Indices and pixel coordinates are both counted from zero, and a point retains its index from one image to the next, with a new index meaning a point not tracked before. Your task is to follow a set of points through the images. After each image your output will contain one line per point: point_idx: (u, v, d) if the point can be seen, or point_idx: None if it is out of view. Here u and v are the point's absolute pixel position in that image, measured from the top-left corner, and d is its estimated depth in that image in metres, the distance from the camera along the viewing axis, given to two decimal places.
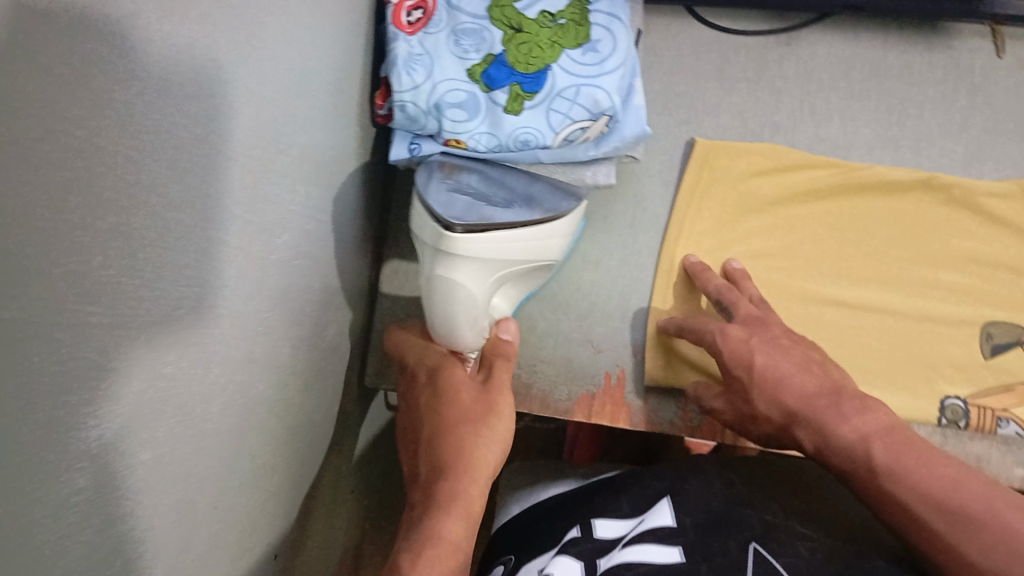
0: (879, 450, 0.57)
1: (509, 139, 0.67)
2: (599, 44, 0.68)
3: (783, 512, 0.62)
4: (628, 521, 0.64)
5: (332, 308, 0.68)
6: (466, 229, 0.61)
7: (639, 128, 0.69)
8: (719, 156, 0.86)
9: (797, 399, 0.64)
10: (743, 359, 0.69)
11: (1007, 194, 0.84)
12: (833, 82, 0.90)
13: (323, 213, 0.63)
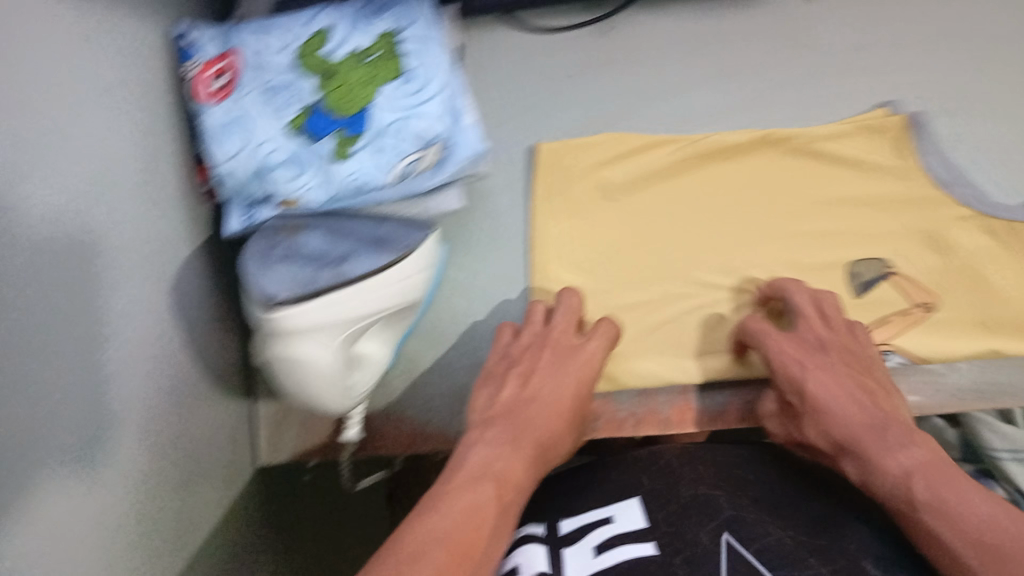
0: (919, 487, 0.47)
1: (343, 188, 0.64)
2: (416, 74, 0.65)
3: (754, 504, 0.53)
4: (589, 513, 0.55)
5: (199, 394, 0.63)
6: (295, 301, 0.60)
7: (475, 148, 0.67)
8: (557, 161, 0.73)
9: (844, 434, 0.54)
10: (798, 384, 0.60)
11: (847, 132, 0.72)
12: (695, 68, 0.75)
13: (164, 309, 0.58)
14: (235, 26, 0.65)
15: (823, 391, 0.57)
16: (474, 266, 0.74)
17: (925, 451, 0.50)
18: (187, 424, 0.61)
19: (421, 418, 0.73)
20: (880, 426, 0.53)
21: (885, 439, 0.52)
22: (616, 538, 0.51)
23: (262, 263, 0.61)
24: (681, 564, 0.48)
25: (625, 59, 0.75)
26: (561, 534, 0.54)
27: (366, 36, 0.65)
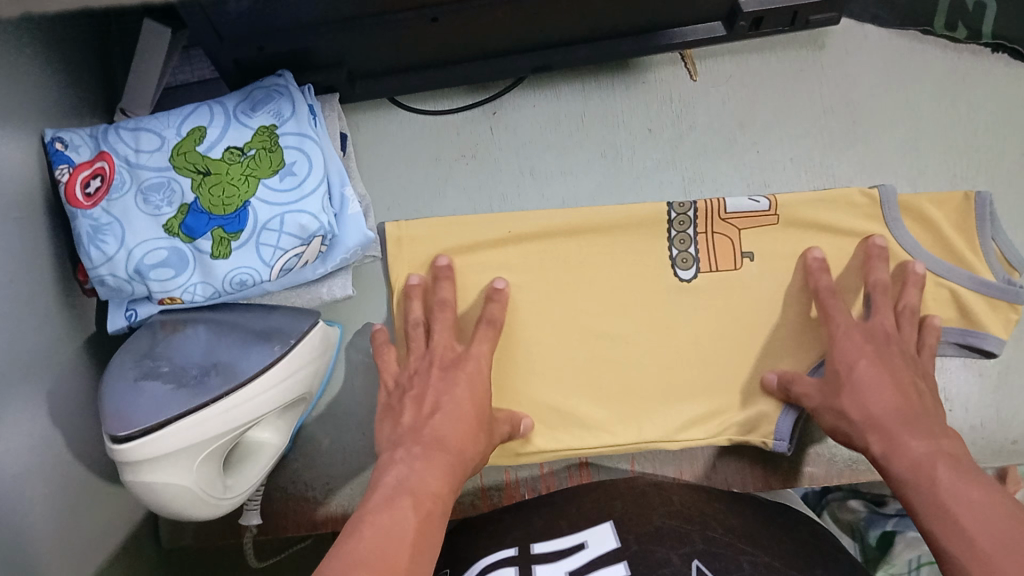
0: (943, 470, 0.52)
1: (224, 286, 0.63)
2: (295, 168, 0.65)
3: (729, 536, 0.53)
4: (567, 536, 0.55)
5: (75, 500, 0.61)
6: (144, 432, 0.54)
7: (360, 236, 0.67)
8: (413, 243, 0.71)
9: (880, 408, 0.59)
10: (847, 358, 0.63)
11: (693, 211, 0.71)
12: (588, 138, 0.73)
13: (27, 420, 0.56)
14: (108, 127, 0.64)
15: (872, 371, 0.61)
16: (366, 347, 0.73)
17: (955, 446, 0.54)
18: (61, 531, 0.59)
19: (321, 500, 0.72)
20: (914, 416, 0.57)
21: (901, 425, 0.57)
22: (591, 564, 0.51)
23: (124, 388, 0.56)
24: None
25: (513, 140, 0.74)
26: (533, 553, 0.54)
27: (243, 131, 0.65)
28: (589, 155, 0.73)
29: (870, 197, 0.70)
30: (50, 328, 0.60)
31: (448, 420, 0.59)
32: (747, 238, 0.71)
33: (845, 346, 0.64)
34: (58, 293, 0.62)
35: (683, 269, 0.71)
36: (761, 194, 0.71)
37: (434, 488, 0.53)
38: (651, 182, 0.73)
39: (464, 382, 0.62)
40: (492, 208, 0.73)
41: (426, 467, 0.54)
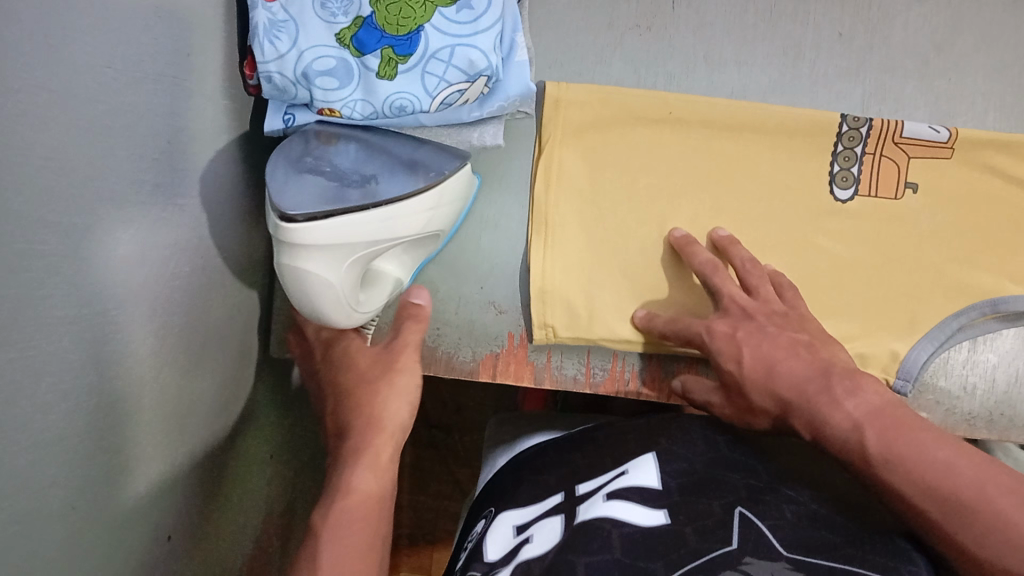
0: (872, 437, 0.49)
1: (382, 108, 0.63)
2: (474, 2, 0.63)
3: (769, 479, 0.56)
4: (604, 475, 0.58)
5: (205, 282, 0.62)
6: (309, 217, 0.55)
7: (523, 85, 0.65)
8: (569, 106, 0.69)
9: (789, 388, 0.56)
10: (730, 352, 0.61)
11: (872, 133, 0.67)
12: (767, 34, 0.70)
13: (179, 190, 0.56)
14: None
15: (767, 354, 0.59)
16: (501, 203, 0.72)
17: (877, 395, 0.52)
18: (190, 307, 0.60)
19: (429, 342, 0.69)
20: (821, 388, 0.54)
21: (831, 389, 0.54)
22: (625, 489, 0.55)
23: (284, 174, 0.57)
24: (694, 532, 0.50)
25: (690, 21, 0.71)
26: (577, 497, 0.57)
27: None
28: (768, 50, 0.70)
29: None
30: (208, 110, 0.60)
31: (362, 427, 0.61)
32: (915, 170, 0.67)
33: (719, 344, 0.62)
34: (222, 78, 0.62)
35: (841, 188, 0.68)
36: (941, 125, 0.68)
37: (364, 490, 0.57)
38: (828, 89, 0.69)
39: (386, 376, 0.63)
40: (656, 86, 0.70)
41: (355, 476, 0.57)
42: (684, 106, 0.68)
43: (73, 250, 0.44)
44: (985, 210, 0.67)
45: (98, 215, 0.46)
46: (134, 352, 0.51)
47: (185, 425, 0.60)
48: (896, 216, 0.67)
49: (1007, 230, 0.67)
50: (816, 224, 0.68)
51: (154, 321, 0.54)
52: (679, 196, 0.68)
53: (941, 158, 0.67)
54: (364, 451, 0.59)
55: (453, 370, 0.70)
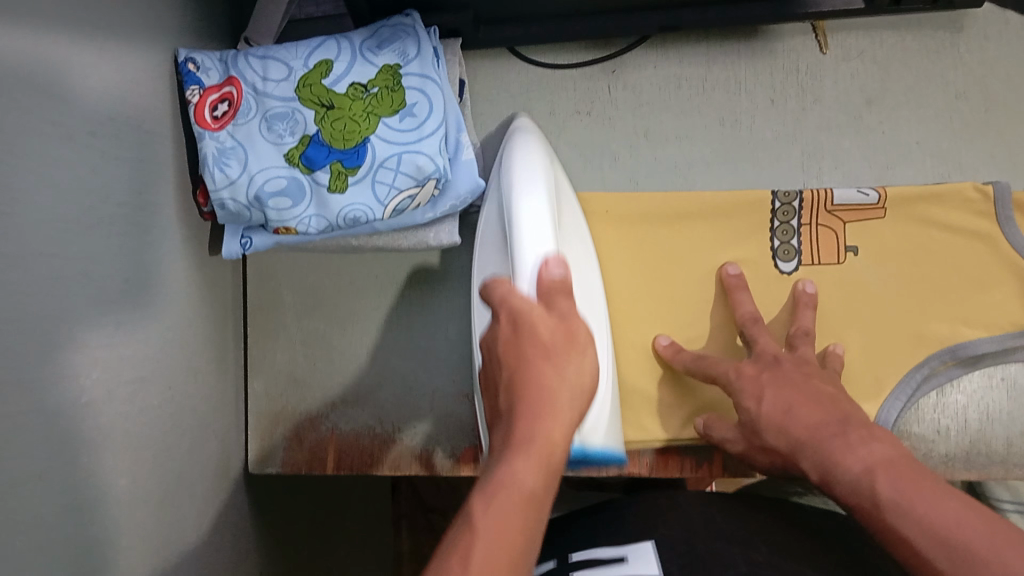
0: (884, 483, 0.47)
1: (337, 221, 0.64)
2: (416, 109, 0.65)
3: (773, 557, 0.55)
4: (607, 550, 0.59)
5: (180, 409, 0.63)
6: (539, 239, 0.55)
7: (471, 181, 0.67)
8: None
9: (805, 430, 0.55)
10: (751, 393, 0.61)
11: (801, 204, 0.70)
12: (705, 105, 0.72)
13: (144, 329, 0.58)
14: (238, 53, 0.65)
15: (784, 401, 0.58)
16: (465, 295, 0.74)
17: (887, 445, 0.50)
18: (164, 438, 0.61)
19: (406, 440, 0.73)
20: (839, 425, 0.53)
21: (846, 435, 0.52)
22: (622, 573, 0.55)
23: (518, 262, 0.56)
24: None
25: (630, 100, 0.73)
26: (571, 565, 0.59)
27: (368, 68, 0.65)
28: (706, 122, 0.72)
29: (982, 193, 0.68)
30: (171, 245, 0.62)
31: (504, 454, 0.43)
32: (853, 233, 0.70)
33: (742, 388, 0.62)
34: (179, 212, 0.63)
35: (784, 261, 0.70)
36: (870, 187, 0.70)
37: (525, 486, 0.41)
38: (767, 154, 0.72)
39: (528, 347, 0.48)
40: (603, 167, 0.73)
41: (512, 459, 0.42)
42: (622, 202, 0.72)
43: (31, 420, 0.45)
44: (931, 262, 0.69)
45: (51, 375, 0.47)
46: (103, 497, 0.53)
47: (171, 554, 0.61)
48: (844, 280, 0.69)
49: (951, 275, 0.68)
50: (769, 288, 0.70)
51: (125, 460, 0.56)
52: (630, 286, 0.71)
53: (877, 219, 0.69)
54: (536, 433, 0.44)
55: (433, 466, 0.72)
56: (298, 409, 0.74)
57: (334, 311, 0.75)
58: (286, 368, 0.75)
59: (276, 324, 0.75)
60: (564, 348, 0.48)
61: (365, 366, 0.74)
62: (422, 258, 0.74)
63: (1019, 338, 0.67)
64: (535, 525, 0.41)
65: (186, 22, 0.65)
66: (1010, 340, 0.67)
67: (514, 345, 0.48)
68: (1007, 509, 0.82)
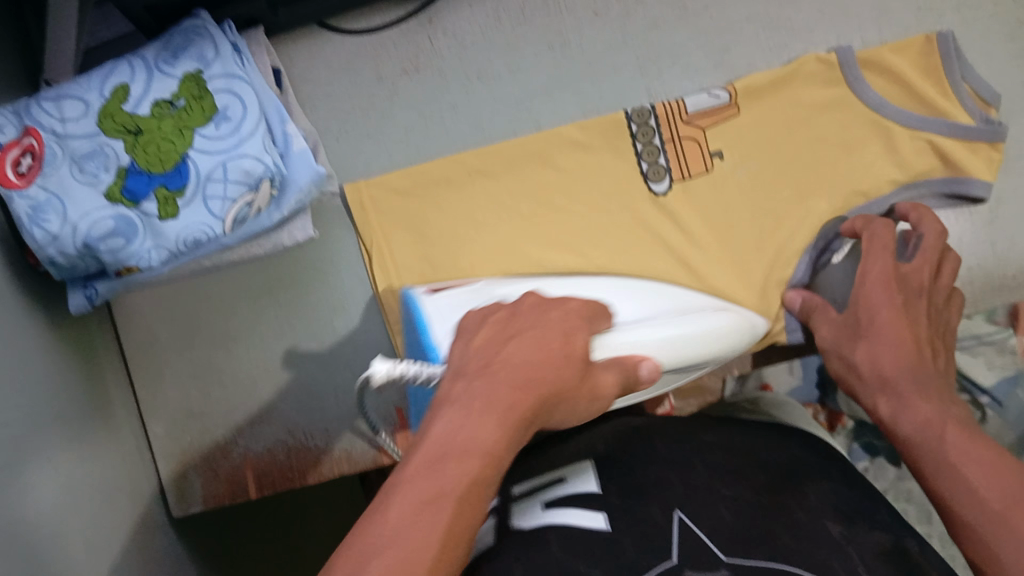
0: (953, 433, 0.47)
1: (178, 246, 0.61)
2: (229, 112, 0.62)
3: (710, 474, 0.50)
4: (542, 478, 0.53)
5: (97, 474, 0.61)
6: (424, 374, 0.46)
7: (310, 172, 0.64)
8: (378, 196, 0.71)
9: (909, 366, 0.53)
10: (861, 305, 0.58)
11: (650, 118, 0.69)
12: (529, 34, 0.70)
13: (35, 407, 0.55)
14: (28, 100, 0.59)
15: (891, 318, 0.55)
16: (341, 284, 0.72)
17: (965, 411, 0.49)
18: (94, 508, 0.58)
19: (322, 444, 0.71)
20: (929, 378, 0.52)
21: (925, 386, 0.51)
22: (567, 499, 0.49)
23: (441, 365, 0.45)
24: (635, 541, 0.44)
25: (455, 48, 0.70)
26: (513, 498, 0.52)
27: (168, 81, 0.62)
28: (535, 50, 0.70)
29: (825, 63, 0.67)
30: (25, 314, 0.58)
31: (461, 402, 0.40)
32: (713, 136, 0.69)
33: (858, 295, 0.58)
34: (18, 278, 0.59)
35: (656, 181, 0.69)
36: (720, 86, 0.69)
37: (485, 447, 0.38)
38: (602, 67, 0.70)
39: (509, 361, 0.42)
40: (444, 121, 0.71)
41: (481, 415, 0.39)
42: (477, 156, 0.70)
43: None
44: (793, 141, 0.68)
45: None
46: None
47: None
48: (714, 183, 0.69)
49: (815, 148, 0.68)
50: (641, 207, 0.69)
51: (64, 541, 0.53)
52: (503, 235, 0.70)
53: (732, 116, 0.69)
54: (506, 404, 0.40)
55: (357, 461, 0.71)
56: (205, 441, 0.72)
57: (213, 336, 0.72)
58: (183, 403, 0.72)
59: (157, 362, 0.72)
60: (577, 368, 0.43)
61: (261, 382, 0.72)
62: (286, 260, 0.72)
63: (902, 192, 0.67)
64: (486, 495, 0.38)
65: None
66: (893, 198, 0.67)
67: (498, 338, 0.44)
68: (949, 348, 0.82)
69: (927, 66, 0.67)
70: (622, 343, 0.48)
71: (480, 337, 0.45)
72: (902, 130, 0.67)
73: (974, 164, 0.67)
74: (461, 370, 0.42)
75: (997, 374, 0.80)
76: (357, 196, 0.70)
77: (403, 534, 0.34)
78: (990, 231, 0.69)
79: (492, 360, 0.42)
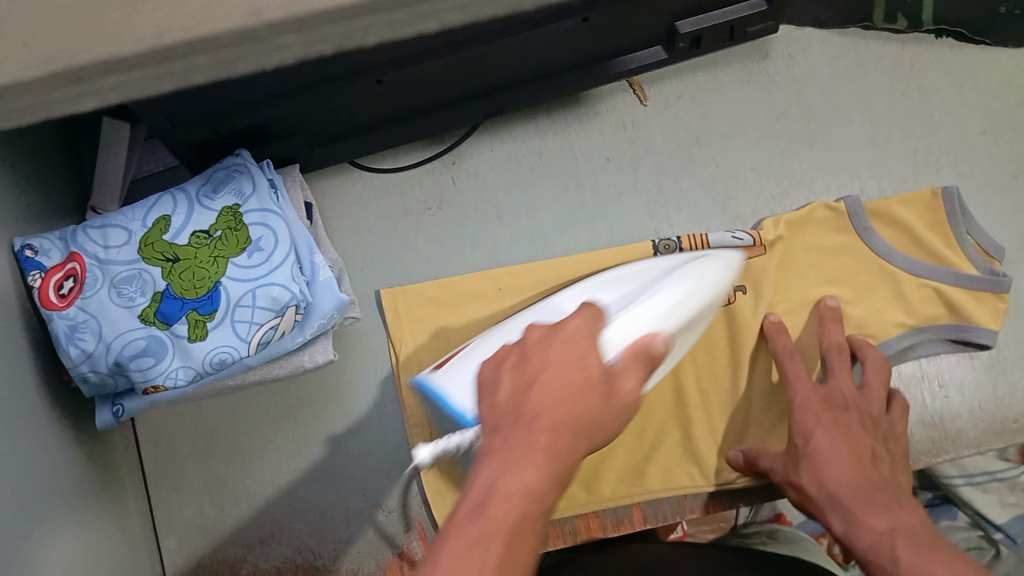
0: (902, 549, 0.50)
1: (204, 367, 0.64)
2: (261, 242, 0.66)
3: None
4: None
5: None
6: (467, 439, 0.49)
7: (334, 300, 0.68)
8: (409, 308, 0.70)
9: (847, 487, 0.57)
10: (805, 429, 0.62)
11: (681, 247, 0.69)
12: (546, 177, 0.75)
13: (55, 514, 0.56)
14: (75, 227, 0.64)
15: (829, 446, 0.60)
16: (357, 407, 0.74)
17: (913, 517, 0.53)
18: None
19: (330, 565, 0.72)
20: (870, 491, 0.56)
21: (869, 501, 0.55)
22: None
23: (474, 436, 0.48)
24: None
25: (477, 186, 0.75)
26: None
27: (207, 214, 0.66)
28: (552, 191, 0.75)
29: (835, 211, 0.71)
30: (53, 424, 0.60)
31: (499, 451, 0.38)
32: (736, 273, 0.70)
33: (801, 419, 0.62)
34: (51, 390, 0.61)
35: None
36: (742, 230, 0.71)
37: (522, 492, 0.36)
38: (616, 206, 0.74)
39: (541, 395, 0.40)
40: (465, 252, 0.74)
41: (521, 462, 0.37)
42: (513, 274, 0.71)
43: None
44: (808, 286, 0.70)
45: None
46: None
47: None
48: (735, 320, 0.69)
49: (829, 291, 0.70)
50: None
51: None
52: None
53: (756, 256, 0.70)
54: (533, 443, 0.38)
55: None
56: (213, 559, 0.72)
57: (230, 453, 0.74)
58: (195, 520, 0.73)
59: (173, 478, 0.73)
60: (596, 393, 0.41)
61: (274, 502, 0.73)
62: (306, 382, 0.75)
63: (913, 336, 0.69)
64: (540, 536, 0.36)
65: (32, 198, 0.64)
66: (903, 342, 0.69)
67: (524, 372, 0.42)
68: (957, 485, 0.76)
69: (931, 218, 0.71)
70: (621, 334, 0.51)
71: (500, 384, 0.42)
72: (909, 279, 0.69)
73: (979, 313, 0.69)
74: (495, 421, 0.40)
75: (1010, 513, 0.73)
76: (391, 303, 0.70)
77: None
78: (988, 376, 0.71)
79: (516, 401, 0.40)
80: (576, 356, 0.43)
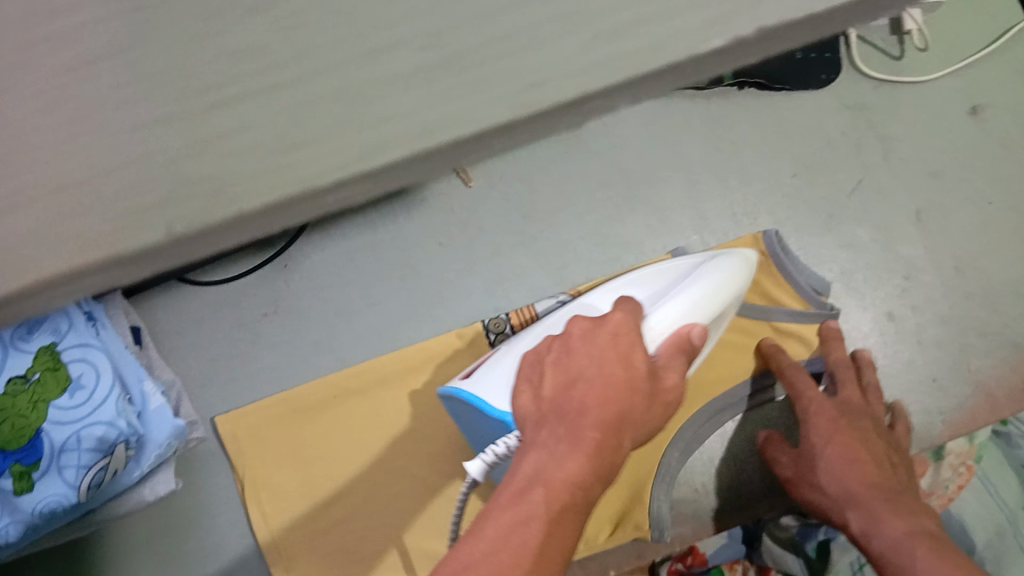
0: (919, 552, 0.52)
1: (34, 517, 0.61)
2: (82, 380, 0.63)
3: None
4: None
5: None
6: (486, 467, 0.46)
7: (168, 429, 0.67)
8: (246, 427, 0.71)
9: (865, 486, 0.61)
10: (823, 432, 0.65)
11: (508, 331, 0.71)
12: (381, 270, 0.75)
13: None
14: None
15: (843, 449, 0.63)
16: (212, 529, 0.72)
17: (933, 527, 0.56)
18: None
19: None
20: (891, 495, 0.59)
21: (892, 505, 0.58)
22: None
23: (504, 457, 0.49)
24: None
25: (313, 288, 0.74)
26: None
27: (23, 355, 0.61)
28: (389, 285, 0.74)
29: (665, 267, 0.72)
30: None
31: (547, 443, 0.39)
32: None
33: (816, 424, 0.66)
34: None
35: None
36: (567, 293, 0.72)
37: (564, 485, 0.37)
38: (454, 290, 0.74)
39: (581, 393, 0.40)
40: (307, 357, 0.73)
41: (569, 452, 0.38)
42: (350, 378, 0.72)
43: None
44: None
45: None
46: None
47: None
48: None
49: None
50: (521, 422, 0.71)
51: None
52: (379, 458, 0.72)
53: None
54: (607, 443, 0.39)
55: None
56: None
57: None
58: None
59: None
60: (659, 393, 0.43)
61: None
62: (156, 511, 0.72)
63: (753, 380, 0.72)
64: (567, 535, 0.37)
65: None
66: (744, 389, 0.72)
67: (565, 388, 0.41)
68: None
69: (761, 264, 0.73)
70: (662, 319, 0.50)
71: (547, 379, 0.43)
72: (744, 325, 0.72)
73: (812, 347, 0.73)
74: (539, 419, 0.41)
75: None
76: (229, 427, 0.71)
77: (502, 548, 0.35)
78: None
79: (571, 392, 0.40)
80: (635, 349, 0.43)
